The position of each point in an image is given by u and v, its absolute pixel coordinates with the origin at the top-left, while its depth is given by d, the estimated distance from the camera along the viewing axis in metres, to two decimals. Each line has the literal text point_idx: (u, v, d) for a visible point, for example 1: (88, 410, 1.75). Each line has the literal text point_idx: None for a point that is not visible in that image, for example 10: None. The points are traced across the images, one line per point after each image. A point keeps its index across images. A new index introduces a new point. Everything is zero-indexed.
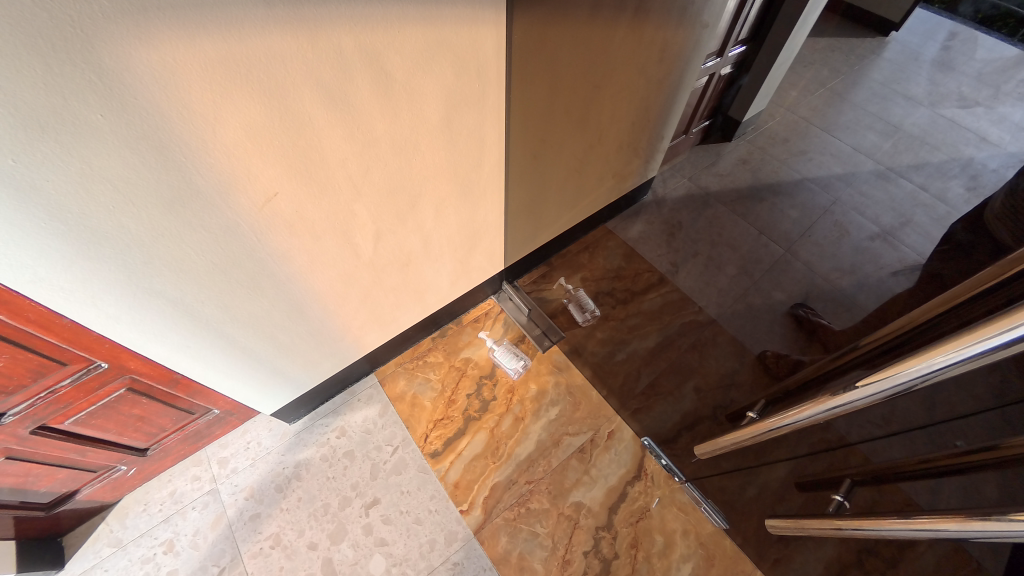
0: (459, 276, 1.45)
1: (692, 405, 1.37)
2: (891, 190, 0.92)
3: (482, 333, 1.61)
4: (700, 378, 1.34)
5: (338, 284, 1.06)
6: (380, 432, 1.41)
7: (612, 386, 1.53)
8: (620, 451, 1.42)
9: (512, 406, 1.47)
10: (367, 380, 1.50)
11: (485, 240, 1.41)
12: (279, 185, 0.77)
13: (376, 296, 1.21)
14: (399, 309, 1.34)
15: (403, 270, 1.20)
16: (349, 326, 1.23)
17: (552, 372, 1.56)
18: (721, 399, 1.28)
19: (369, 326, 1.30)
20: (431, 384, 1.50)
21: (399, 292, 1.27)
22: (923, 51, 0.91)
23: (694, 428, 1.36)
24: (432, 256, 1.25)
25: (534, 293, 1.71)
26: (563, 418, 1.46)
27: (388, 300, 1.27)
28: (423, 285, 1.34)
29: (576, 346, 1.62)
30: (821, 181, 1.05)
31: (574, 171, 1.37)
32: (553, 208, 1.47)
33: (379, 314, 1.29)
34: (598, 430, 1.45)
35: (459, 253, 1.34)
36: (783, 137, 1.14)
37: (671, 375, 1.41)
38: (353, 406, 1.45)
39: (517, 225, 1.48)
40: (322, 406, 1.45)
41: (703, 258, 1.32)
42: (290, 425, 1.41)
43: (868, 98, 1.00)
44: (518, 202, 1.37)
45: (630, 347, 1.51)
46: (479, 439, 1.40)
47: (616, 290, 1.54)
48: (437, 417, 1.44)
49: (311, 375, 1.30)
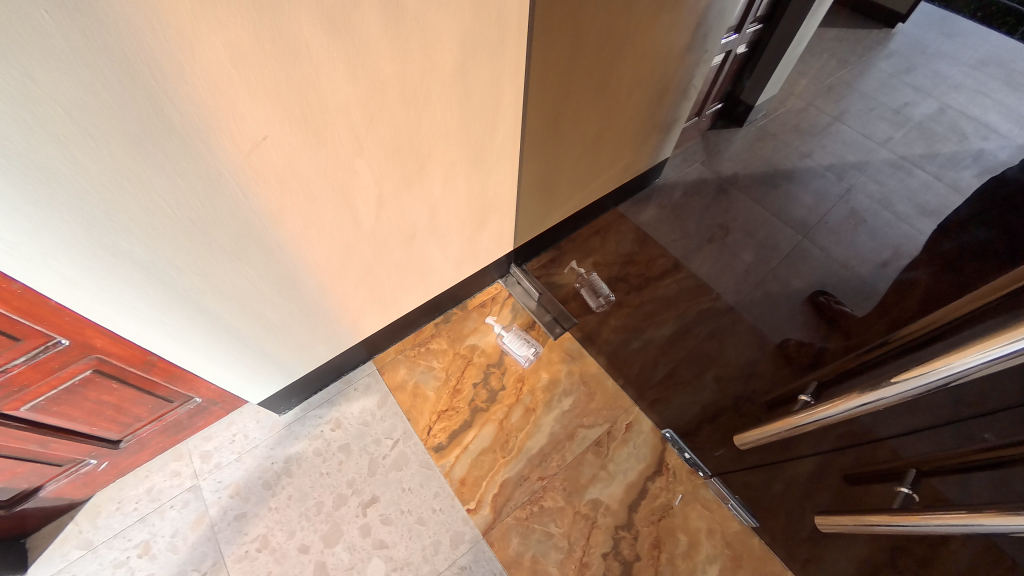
0: (463, 257, 1.34)
1: (713, 395, 1.29)
2: (907, 179, 1.00)
3: (488, 319, 1.49)
4: (719, 366, 1.28)
5: (334, 258, 0.95)
6: (379, 424, 1.30)
7: (629, 375, 1.41)
8: (639, 446, 1.31)
9: (522, 396, 1.36)
10: (366, 368, 1.38)
11: (489, 221, 1.29)
12: (269, 128, 0.66)
13: (373, 275, 1.09)
14: (400, 289, 1.23)
15: (408, 245, 1.10)
16: (341, 306, 1.10)
17: (564, 361, 1.43)
18: (748, 388, 1.22)
19: (367, 305, 1.18)
20: (434, 373, 1.39)
21: (399, 271, 1.16)
22: (927, 45, 1.02)
23: (716, 420, 1.28)
24: (439, 232, 1.15)
25: (544, 277, 1.59)
26: (578, 410, 1.35)
27: (388, 281, 1.16)
28: (427, 265, 1.23)
29: (589, 335, 1.49)
30: (836, 170, 1.14)
31: (589, 148, 1.28)
32: (565, 187, 1.37)
33: (379, 295, 1.18)
34: (615, 421, 1.34)
35: (465, 231, 1.23)
36: (792, 125, 1.26)
37: (691, 363, 1.34)
38: (349, 396, 1.33)
39: (527, 208, 1.37)
40: (315, 396, 1.33)
41: (719, 245, 1.38)
42: (279, 416, 1.30)
43: (878, 88, 1.10)
44: (529, 182, 1.26)
45: (646, 336, 1.43)
46: (487, 433, 1.30)
47: (629, 275, 1.50)
48: (440, 409, 1.33)
49: (302, 363, 1.19)
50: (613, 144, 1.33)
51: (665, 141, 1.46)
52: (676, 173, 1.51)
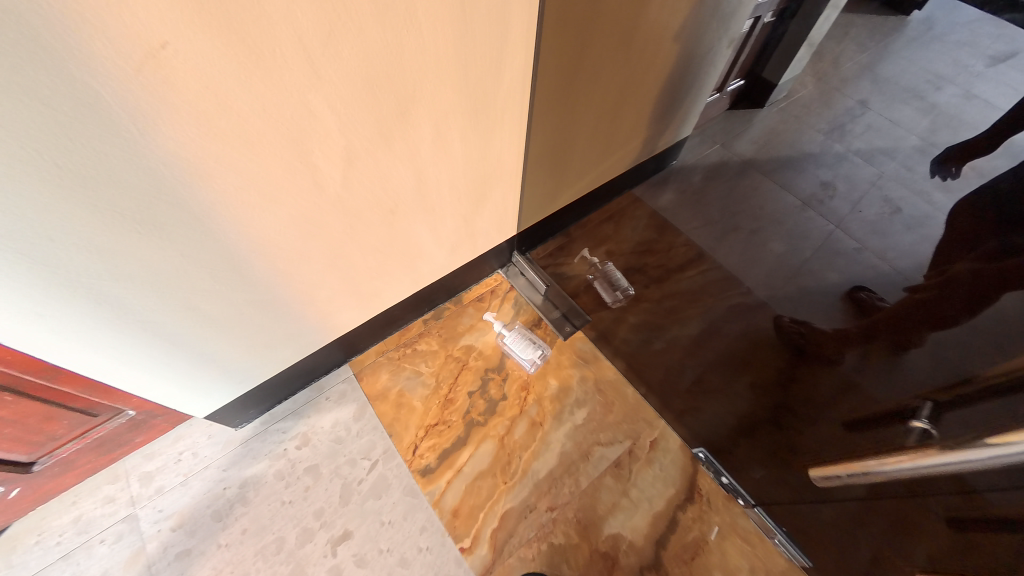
0: (459, 242, 1.13)
1: (749, 407, 1.11)
2: (918, 169, 0.84)
3: (488, 315, 1.27)
4: (754, 373, 1.12)
5: (291, 233, 0.74)
6: (355, 442, 1.08)
7: (651, 381, 1.21)
8: (664, 468, 1.10)
9: (528, 408, 1.15)
10: (341, 374, 1.16)
11: (489, 200, 1.08)
12: (172, 27, 0.44)
13: (344, 258, 0.88)
14: (383, 277, 1.02)
15: (388, 222, 0.89)
16: (305, 298, 0.89)
17: (575, 366, 1.23)
18: (794, 398, 1.05)
19: (340, 297, 0.97)
20: (423, 379, 1.17)
21: (379, 255, 0.95)
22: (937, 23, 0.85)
23: (755, 435, 1.09)
24: (429, 209, 0.94)
25: (551, 267, 1.37)
26: (592, 425, 1.14)
27: (364, 267, 0.95)
28: (416, 249, 1.03)
29: (602, 333, 1.28)
30: (833, 155, 1.00)
31: (606, 116, 1.09)
32: (578, 159, 1.17)
33: (355, 283, 0.97)
34: (638, 436, 1.13)
35: (461, 209, 1.03)
36: (816, 105, 1.03)
37: (722, 370, 1.16)
38: (320, 407, 1.12)
39: (533, 189, 1.17)
40: (280, 406, 1.12)
41: (738, 241, 1.21)
42: (236, 431, 1.09)
43: (905, 48, 0.89)
44: (536, 156, 1.06)
45: (669, 336, 1.24)
46: (486, 452, 1.09)
47: (648, 267, 1.32)
48: (429, 422, 1.12)
49: (259, 368, 0.98)
50: (631, 114, 1.14)
51: (684, 116, 1.29)
52: (696, 155, 1.33)
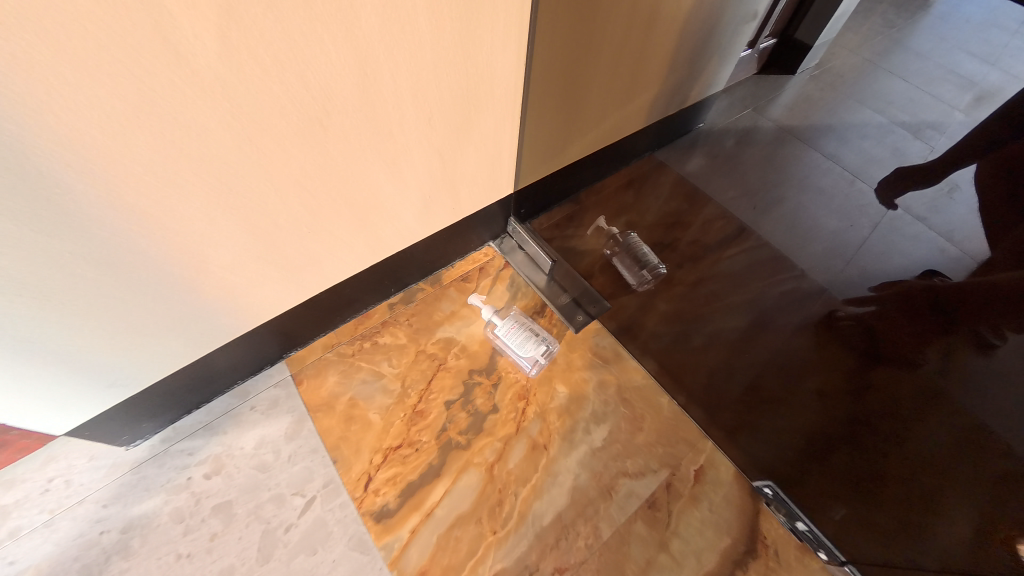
0: (435, 196, 0.76)
1: (818, 420, 0.78)
2: (933, 141, 0.78)
3: (471, 297, 0.86)
4: (823, 374, 0.80)
5: (104, 106, 0.39)
6: (284, 470, 0.74)
7: (693, 389, 0.85)
8: (717, 508, 0.74)
9: (527, 426, 0.76)
10: (274, 377, 0.82)
11: (479, 133, 0.71)
12: None
13: (232, 186, 0.52)
14: (314, 238, 0.66)
15: (314, 134, 0.53)
16: (168, 249, 0.53)
17: (593, 367, 0.83)
18: (872, 409, 0.72)
19: (243, 262, 0.61)
20: (383, 384, 0.79)
21: (301, 196, 0.59)
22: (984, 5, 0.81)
23: (828, 459, 0.76)
24: (386, 128, 0.59)
25: (558, 240, 1.01)
26: (617, 448, 0.76)
27: (280, 215, 0.59)
28: (367, 200, 0.66)
29: (628, 327, 0.90)
30: (879, 125, 0.88)
31: (636, 33, 0.78)
32: (601, 77, 0.82)
33: (273, 242, 0.62)
34: (681, 461, 0.77)
35: (438, 140, 0.66)
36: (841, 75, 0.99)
37: (783, 369, 0.85)
38: (240, 421, 0.79)
39: (537, 142, 0.85)
40: (184, 419, 0.80)
41: (791, 202, 0.98)
42: (124, 451, 0.77)
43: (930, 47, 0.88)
44: (543, 85, 0.74)
45: (709, 329, 0.92)
46: (462, 489, 0.71)
47: (679, 243, 1.02)
48: (388, 445, 0.74)
49: (139, 370, 0.66)
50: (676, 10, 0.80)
51: (727, 57, 1.04)
52: (725, 118, 1.13)
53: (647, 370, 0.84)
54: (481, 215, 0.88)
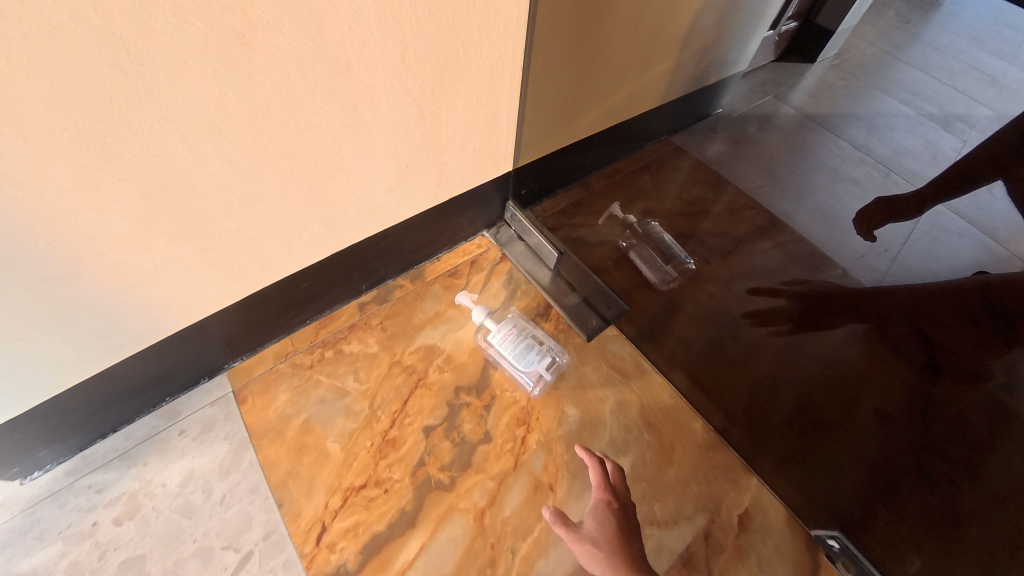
0: (416, 163, 0.58)
1: (881, 449, 0.64)
2: (933, 137, 0.82)
3: (460, 295, 0.70)
4: (881, 393, 0.67)
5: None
6: (219, 518, 0.56)
7: (731, 410, 0.69)
8: (769, 565, 0.58)
9: (528, 460, 0.60)
10: (212, 394, 0.64)
11: (474, 80, 0.53)
12: None
13: (93, 109, 0.34)
14: (245, 210, 0.48)
15: (219, 40, 0.35)
16: (3, 208, 0.35)
17: (610, 382, 0.68)
18: (936, 431, 0.61)
19: (140, 238, 0.43)
20: (346, 404, 0.62)
21: (215, 142, 0.41)
22: (960, 15, 0.93)
23: (897, 495, 0.61)
24: (338, 50, 0.41)
25: (565, 229, 0.84)
26: (642, 487, 0.60)
27: (190, 172, 0.41)
28: (318, 160, 0.48)
29: (651, 334, 0.75)
30: (896, 119, 0.85)
31: None
32: (623, 23, 0.64)
33: (190, 210, 0.44)
34: (721, 502, 0.61)
35: (416, 82, 0.48)
36: (858, 61, 0.97)
37: (831, 387, 0.69)
38: (169, 450, 0.60)
39: (540, 105, 0.66)
40: (96, 444, 0.60)
41: (825, 192, 0.84)
42: (14, 486, 0.57)
43: (936, 41, 0.93)
44: (556, 32, 0.57)
45: (746, 336, 0.76)
46: (445, 546, 0.54)
47: (706, 234, 0.86)
48: (349, 483, 0.57)
49: (17, 382, 0.47)
50: None
51: (756, 22, 0.86)
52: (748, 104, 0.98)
53: (676, 388, 0.68)
54: (473, 194, 0.71)
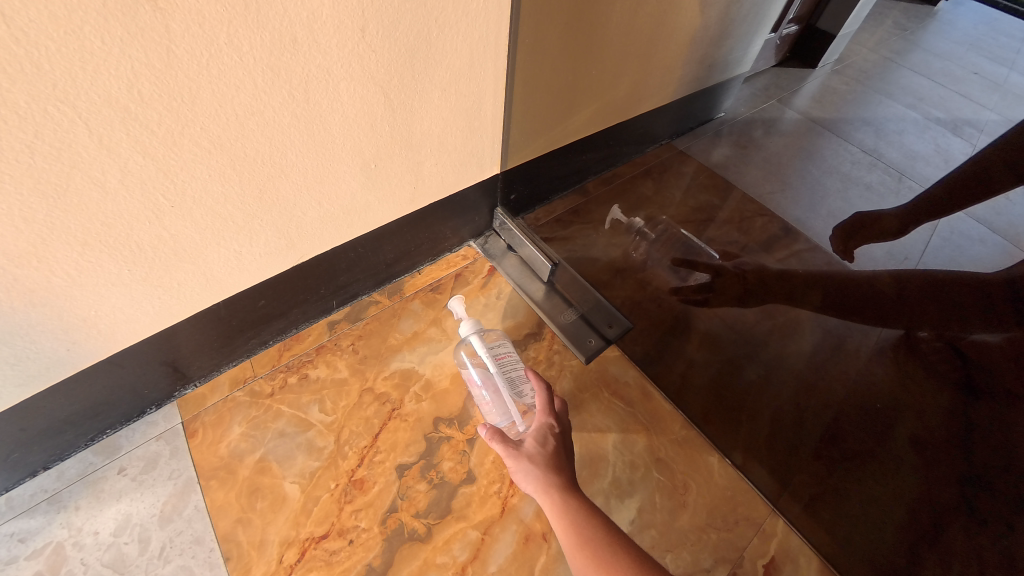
0: (387, 161, 0.51)
1: (924, 483, 0.51)
2: (949, 143, 0.64)
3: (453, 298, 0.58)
4: (916, 415, 0.53)
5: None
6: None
7: (749, 442, 0.61)
8: None
9: (517, 506, 0.52)
10: (158, 427, 0.56)
11: (451, 65, 0.47)
12: None
13: None
14: (178, 215, 0.40)
15: (122, 0, 0.28)
16: None
17: (611, 410, 0.60)
18: (978, 461, 0.46)
19: (43, 246, 0.36)
20: (307, 439, 0.54)
21: (130, 131, 0.34)
22: (936, 49, 0.77)
23: (944, 537, 0.49)
24: (278, 21, 0.34)
25: (559, 238, 0.77)
26: (652, 537, 0.52)
27: (104, 166, 0.34)
28: (266, 156, 0.41)
29: (657, 355, 0.67)
30: (889, 118, 0.72)
31: None
32: (621, 12, 0.57)
33: (107, 212, 0.37)
34: (743, 552, 0.52)
35: (380, 63, 0.42)
36: (849, 84, 0.81)
37: (859, 411, 0.58)
38: (103, 491, 0.52)
39: (532, 99, 0.59)
40: (21, 485, 0.52)
41: (838, 196, 0.68)
42: None
43: (924, 61, 0.76)
44: (545, 22, 0.51)
45: (767, 356, 0.66)
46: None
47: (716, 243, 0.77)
48: (308, 534, 0.49)
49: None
50: None
51: (761, 19, 0.80)
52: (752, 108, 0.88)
53: (687, 417, 0.61)
54: (458, 198, 0.65)
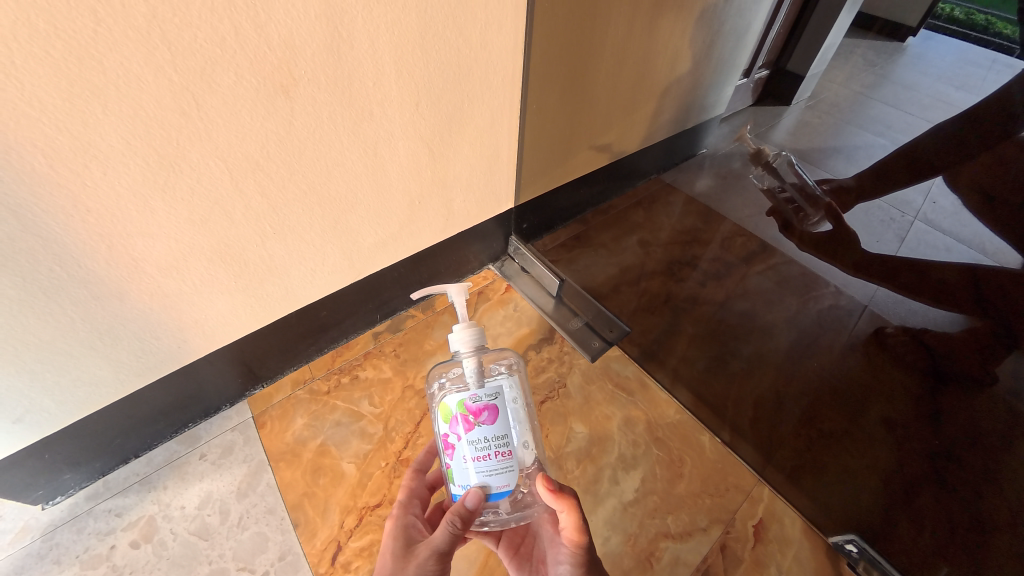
0: (427, 199, 0.64)
1: (897, 458, 0.58)
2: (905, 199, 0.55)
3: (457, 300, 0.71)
4: (888, 398, 0.60)
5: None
6: (233, 539, 0.57)
7: (735, 425, 0.72)
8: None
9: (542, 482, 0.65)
10: (232, 420, 0.66)
11: (477, 125, 0.61)
12: None
13: (164, 149, 0.41)
14: (277, 239, 0.53)
15: (266, 92, 0.43)
16: (73, 227, 0.41)
17: (616, 399, 0.72)
18: (945, 435, 0.53)
19: (182, 261, 0.48)
20: (360, 426, 0.65)
21: (257, 179, 0.47)
22: (933, 72, 0.52)
23: (915, 501, 0.57)
24: (361, 101, 0.48)
25: (565, 260, 0.90)
26: (654, 501, 0.63)
27: (232, 203, 0.47)
28: (342, 195, 0.55)
29: (653, 353, 0.80)
30: (849, 164, 0.63)
31: (647, 12, 0.69)
32: (603, 76, 0.72)
33: (226, 242, 0.50)
34: (734, 513, 0.63)
35: (426, 126, 0.56)
36: (872, 87, 0.61)
37: (837, 394, 0.66)
38: (186, 473, 0.62)
39: (540, 145, 0.74)
40: (116, 470, 0.62)
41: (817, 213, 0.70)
42: (37, 510, 0.58)
43: (953, 62, 0.50)
44: (547, 89, 0.66)
45: (749, 351, 0.76)
46: (458, 568, 0.59)
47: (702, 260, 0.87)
48: (364, 503, 0.59)
49: (57, 399, 0.51)
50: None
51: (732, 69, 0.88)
52: (731, 144, 0.91)
53: (681, 404, 0.73)
54: (478, 228, 0.78)
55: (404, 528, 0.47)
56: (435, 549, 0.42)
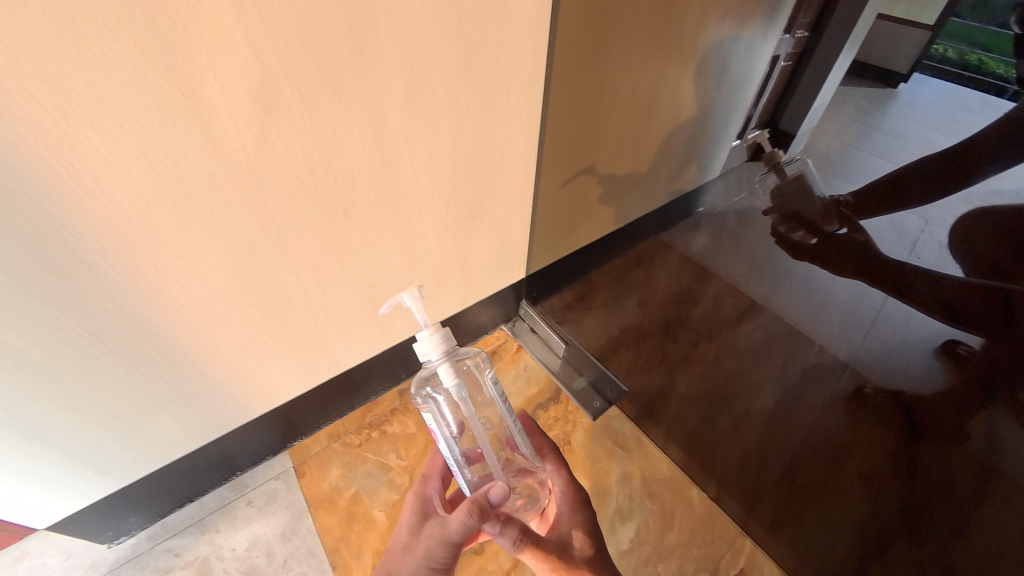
0: (450, 278, 0.74)
1: (874, 510, 0.61)
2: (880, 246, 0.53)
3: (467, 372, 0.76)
4: (864, 454, 0.62)
5: (134, 176, 0.40)
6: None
7: (722, 480, 0.81)
8: None
9: None
10: (275, 469, 0.75)
11: (494, 218, 0.72)
12: None
13: (252, 265, 0.51)
14: (326, 320, 0.63)
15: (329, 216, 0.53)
16: (175, 326, 0.51)
17: (614, 456, 0.84)
18: (917, 492, 0.55)
19: (252, 344, 0.58)
20: (389, 478, 0.74)
21: (319, 279, 0.58)
22: (924, 116, 0.49)
23: (886, 554, 0.60)
24: (402, 212, 0.59)
25: (570, 321, 1.02)
26: (648, 549, 0.74)
27: (294, 294, 0.57)
28: (382, 283, 0.65)
29: (650, 411, 0.90)
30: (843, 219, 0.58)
31: (642, 111, 0.75)
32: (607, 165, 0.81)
33: (287, 326, 0.60)
34: (719, 563, 0.74)
35: (452, 223, 0.66)
36: (858, 139, 0.57)
37: (819, 448, 0.69)
38: (235, 517, 0.70)
39: (549, 226, 0.85)
40: (173, 513, 0.71)
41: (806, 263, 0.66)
42: (106, 548, 0.67)
43: (946, 104, 0.46)
44: (558, 181, 0.77)
45: (736, 410, 0.81)
46: None
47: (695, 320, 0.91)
48: None
49: (138, 455, 0.60)
50: (670, 93, 0.75)
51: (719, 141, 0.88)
52: (725, 201, 0.87)
53: (673, 460, 0.84)
54: (493, 296, 0.88)
55: (422, 501, 0.56)
56: (447, 537, 0.48)
